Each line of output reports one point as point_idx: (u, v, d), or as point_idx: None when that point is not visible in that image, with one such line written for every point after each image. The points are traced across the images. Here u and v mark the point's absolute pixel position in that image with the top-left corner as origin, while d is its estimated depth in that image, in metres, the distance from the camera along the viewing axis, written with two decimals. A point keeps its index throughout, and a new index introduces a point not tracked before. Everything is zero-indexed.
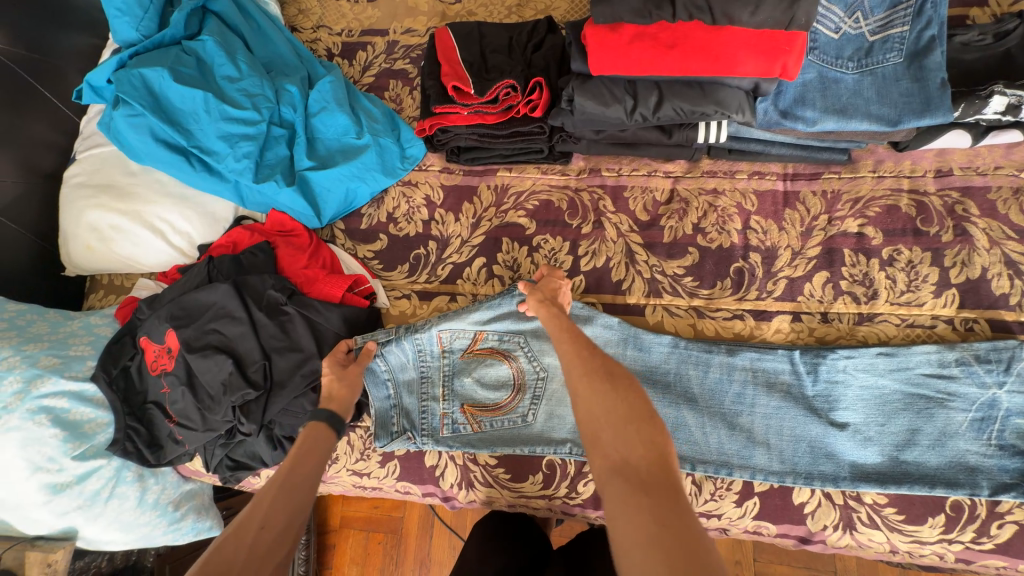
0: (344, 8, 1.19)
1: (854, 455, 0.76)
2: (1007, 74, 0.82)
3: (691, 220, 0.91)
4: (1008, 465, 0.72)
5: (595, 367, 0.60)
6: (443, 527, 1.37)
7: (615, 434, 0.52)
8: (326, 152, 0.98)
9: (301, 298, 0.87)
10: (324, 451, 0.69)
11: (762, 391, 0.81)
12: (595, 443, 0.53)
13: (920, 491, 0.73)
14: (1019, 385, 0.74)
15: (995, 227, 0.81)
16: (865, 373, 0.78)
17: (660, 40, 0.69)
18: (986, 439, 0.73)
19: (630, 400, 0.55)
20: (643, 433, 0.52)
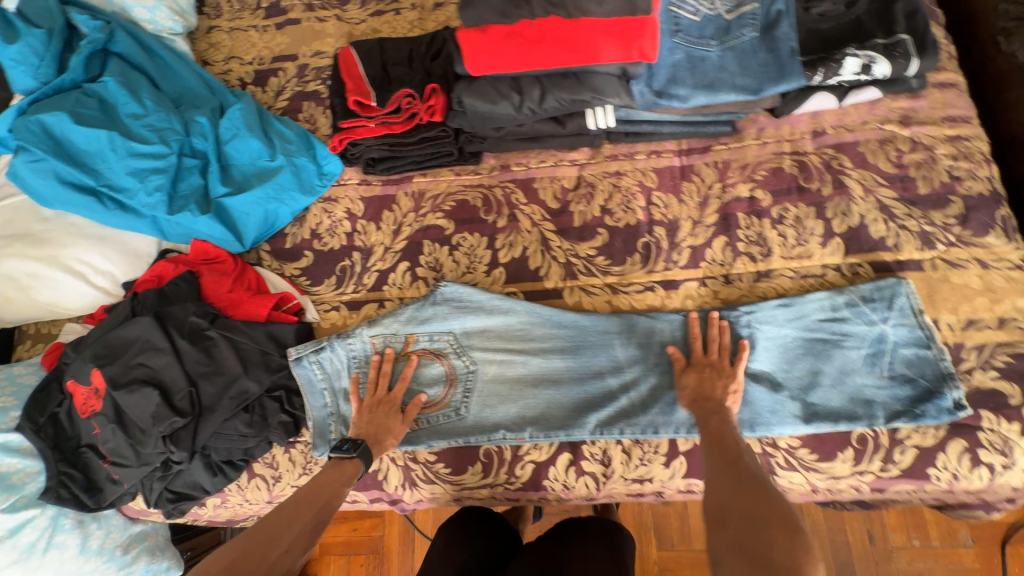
0: (253, 38, 1.22)
1: (766, 403, 0.80)
2: (858, 35, 0.89)
3: (598, 203, 0.96)
4: (899, 393, 0.77)
5: (729, 465, 0.61)
6: (423, 537, 1.38)
7: (745, 527, 0.52)
8: (242, 177, 1.00)
9: (224, 322, 0.89)
10: (346, 487, 0.75)
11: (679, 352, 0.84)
12: (728, 536, 0.53)
13: (826, 428, 0.78)
14: (902, 318, 0.80)
15: (867, 176, 0.88)
16: (768, 325, 0.84)
17: (527, 37, 0.74)
18: (878, 371, 0.79)
19: (760, 498, 0.54)
20: (778, 539, 0.49)
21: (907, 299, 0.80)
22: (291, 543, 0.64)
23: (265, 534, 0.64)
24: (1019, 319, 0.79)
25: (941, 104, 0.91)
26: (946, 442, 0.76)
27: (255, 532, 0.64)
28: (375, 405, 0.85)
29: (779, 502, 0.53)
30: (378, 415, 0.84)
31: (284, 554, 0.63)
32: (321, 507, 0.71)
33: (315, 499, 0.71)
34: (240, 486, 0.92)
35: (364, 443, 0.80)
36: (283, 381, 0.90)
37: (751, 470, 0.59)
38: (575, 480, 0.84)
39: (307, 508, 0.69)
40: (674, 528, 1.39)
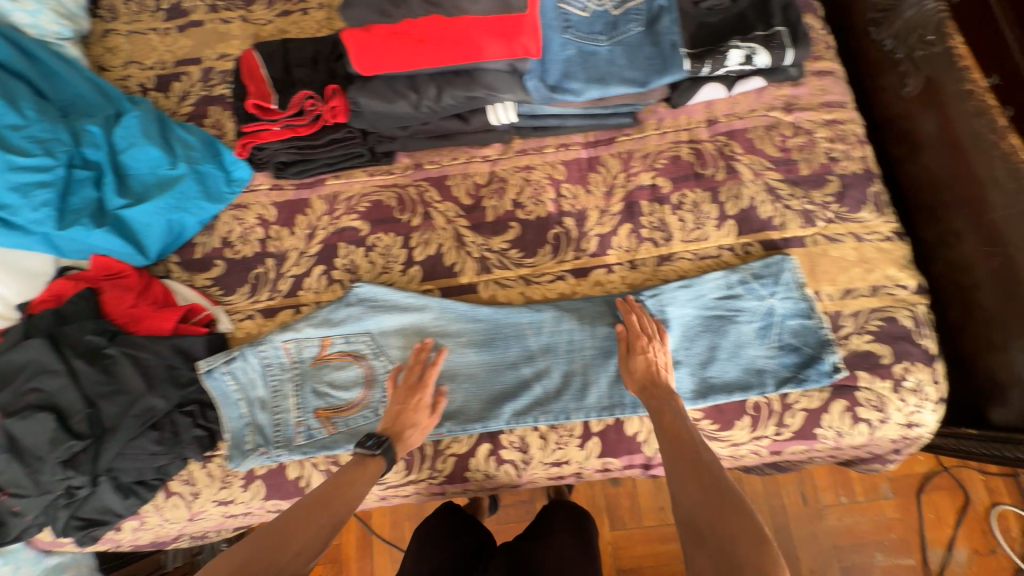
0: (154, 42, 1.17)
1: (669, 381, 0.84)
2: (741, 27, 0.94)
3: (510, 197, 0.98)
4: (786, 361, 0.83)
5: (693, 470, 0.63)
6: (381, 541, 1.47)
7: (720, 545, 0.54)
8: (142, 188, 0.96)
9: (125, 338, 0.85)
10: (367, 488, 0.71)
11: (588, 337, 0.87)
12: (702, 552, 0.55)
13: (723, 399, 0.83)
14: (788, 291, 0.85)
15: (756, 161, 0.94)
16: (671, 305, 0.88)
17: (412, 36, 0.76)
18: (768, 342, 0.85)
19: (731, 515, 0.56)
20: (752, 555, 0.52)
21: (792, 273, 0.86)
22: (303, 546, 0.60)
23: (276, 536, 0.60)
24: (889, 285, 0.86)
25: (819, 91, 0.98)
26: (830, 403, 0.82)
27: (267, 533, 0.60)
28: (407, 392, 0.82)
29: (745, 515, 0.56)
30: (407, 408, 0.80)
31: (297, 556, 0.59)
32: (337, 511, 0.66)
33: (334, 501, 0.67)
34: (157, 506, 0.89)
35: (391, 442, 0.76)
36: (195, 394, 0.88)
37: (716, 476, 0.61)
38: (496, 468, 0.86)
39: (321, 515, 0.65)
40: (626, 509, 1.44)
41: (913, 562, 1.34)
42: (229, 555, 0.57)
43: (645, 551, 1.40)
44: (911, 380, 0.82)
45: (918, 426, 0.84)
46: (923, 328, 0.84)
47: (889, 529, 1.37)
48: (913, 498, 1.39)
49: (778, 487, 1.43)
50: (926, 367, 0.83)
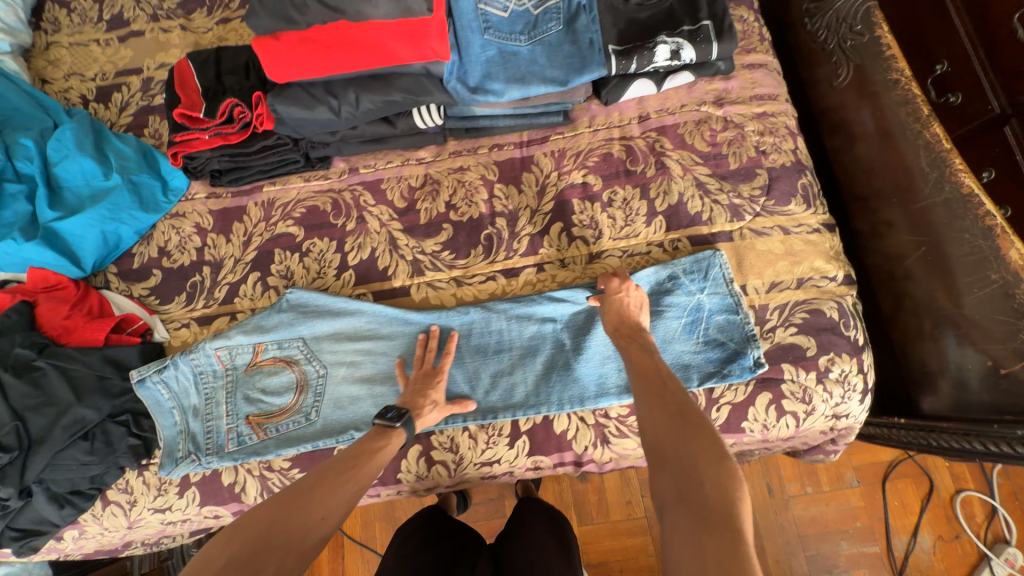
0: (95, 53, 1.17)
1: (593, 380, 0.84)
2: (668, 22, 0.94)
3: (443, 199, 0.98)
4: (711, 356, 0.83)
5: (657, 395, 0.62)
6: (352, 543, 1.48)
7: (680, 464, 0.52)
8: (76, 200, 0.97)
9: (54, 351, 0.86)
10: (385, 455, 0.70)
11: (517, 336, 0.88)
12: (663, 470, 0.53)
13: None
14: (715, 287, 0.85)
15: (686, 156, 0.94)
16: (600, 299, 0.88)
17: (321, 41, 0.75)
18: (695, 337, 0.85)
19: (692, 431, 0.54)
20: (712, 471, 0.50)
21: (720, 269, 0.86)
22: (330, 511, 0.60)
23: (304, 497, 0.59)
24: (815, 278, 0.86)
25: (750, 84, 0.97)
26: (754, 396, 0.82)
27: (298, 491, 0.60)
28: (420, 379, 0.83)
29: (709, 437, 0.54)
30: (421, 387, 0.82)
31: (322, 521, 0.58)
32: (357, 481, 0.65)
33: (360, 466, 0.66)
34: (95, 515, 0.90)
35: (411, 415, 0.76)
36: (128, 405, 0.88)
37: (680, 400, 0.60)
38: (428, 469, 0.86)
39: (340, 480, 0.63)
40: (592, 504, 1.40)
41: (878, 550, 1.33)
42: (265, 507, 0.58)
43: (614, 545, 1.37)
44: (836, 371, 0.82)
45: (845, 417, 0.84)
46: (850, 320, 0.84)
47: (855, 518, 1.36)
48: (878, 487, 1.38)
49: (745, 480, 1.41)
50: (852, 358, 0.83)
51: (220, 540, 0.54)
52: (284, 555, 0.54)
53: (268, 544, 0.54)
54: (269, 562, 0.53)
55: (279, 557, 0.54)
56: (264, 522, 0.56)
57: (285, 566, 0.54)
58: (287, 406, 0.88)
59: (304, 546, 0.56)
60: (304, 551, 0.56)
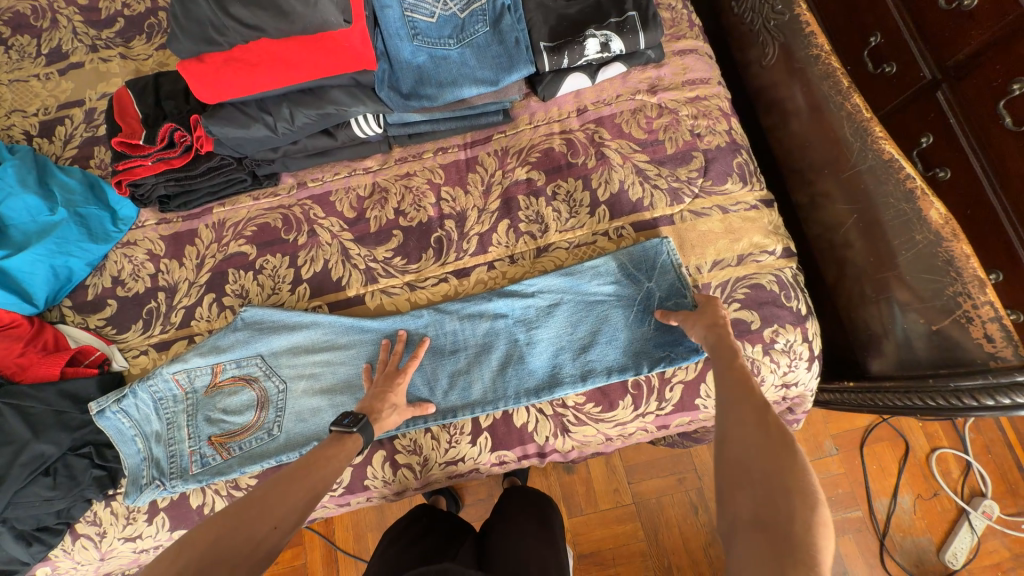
0: (36, 88, 1.17)
1: (541, 373, 0.86)
2: (597, 15, 0.95)
3: (392, 206, 0.99)
4: (659, 341, 0.85)
5: (749, 405, 0.56)
6: (347, 557, 1.48)
7: (765, 485, 0.48)
8: (22, 237, 0.97)
9: (8, 389, 0.86)
10: (343, 463, 0.72)
11: (472, 333, 0.90)
12: (743, 488, 0.49)
13: (602, 382, 0.84)
14: (663, 272, 0.86)
15: (624, 145, 0.96)
16: (550, 293, 0.89)
17: (246, 61, 0.77)
18: (646, 324, 0.86)
19: (784, 455, 0.49)
20: (800, 510, 0.45)
21: (667, 255, 0.87)
22: (280, 520, 0.61)
23: (253, 508, 0.61)
24: (754, 253, 0.89)
25: (682, 70, 1.00)
26: (704, 373, 0.85)
27: (249, 503, 0.61)
28: (381, 382, 0.83)
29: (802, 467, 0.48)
30: (381, 389, 0.82)
31: (273, 530, 0.60)
32: (308, 490, 0.66)
33: (312, 474, 0.68)
34: (66, 550, 0.90)
35: (368, 422, 0.76)
36: (89, 436, 0.89)
37: (775, 419, 0.54)
38: (394, 474, 0.88)
39: (293, 490, 0.65)
40: (580, 495, 1.40)
41: (861, 514, 1.35)
42: (215, 521, 0.59)
43: (603, 534, 1.36)
44: (780, 342, 0.85)
45: (794, 385, 0.87)
46: (789, 291, 0.87)
47: (836, 485, 1.38)
48: (856, 452, 1.40)
49: None
50: (796, 327, 0.85)
51: (168, 559, 0.55)
52: (235, 565, 0.55)
53: (216, 557, 0.55)
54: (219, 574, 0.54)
55: (229, 568, 0.55)
56: (213, 536, 0.57)
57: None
58: (249, 424, 0.89)
59: (253, 557, 0.57)
60: (254, 561, 0.57)
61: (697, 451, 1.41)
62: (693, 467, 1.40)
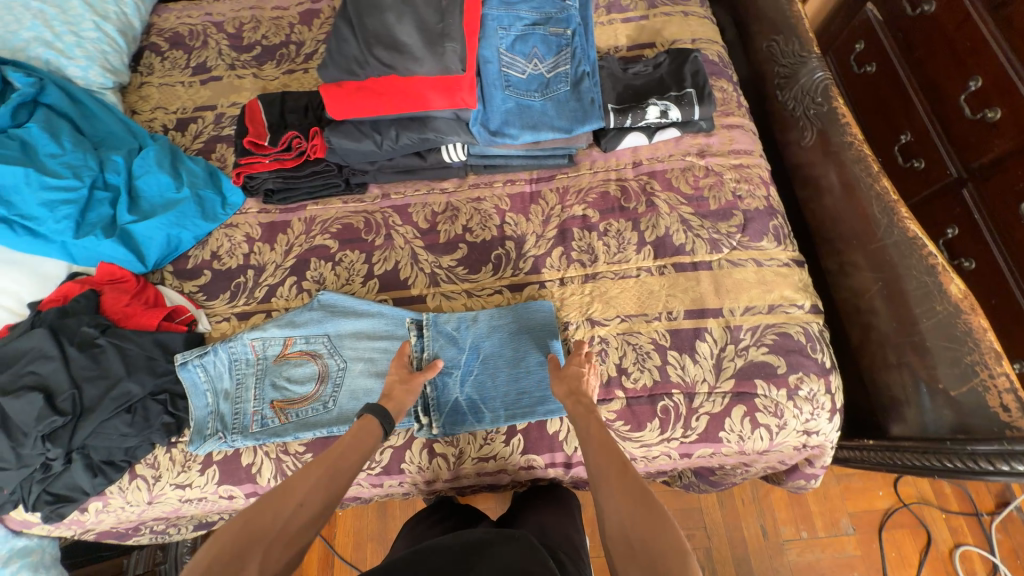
0: (180, 92, 1.40)
1: (504, 394, 0.95)
2: (660, 88, 1.14)
3: (461, 223, 1.13)
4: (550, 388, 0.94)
5: (618, 478, 0.68)
6: (343, 563, 1.48)
7: (650, 556, 0.59)
8: (150, 207, 1.14)
9: (115, 331, 0.99)
10: (361, 445, 0.81)
11: (498, 347, 0.98)
12: (633, 560, 0.60)
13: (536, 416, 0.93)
14: (484, 339, 0.99)
15: (672, 197, 1.09)
16: (496, 330, 1.00)
17: (375, 90, 0.93)
18: (509, 372, 0.96)
19: (655, 521, 0.62)
20: (673, 565, 0.57)
21: (527, 316, 0.99)
22: (304, 499, 0.71)
23: (277, 493, 0.70)
24: (785, 305, 0.97)
25: (729, 140, 1.14)
26: (730, 407, 0.91)
27: (271, 492, 0.70)
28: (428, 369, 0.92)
29: (671, 530, 0.61)
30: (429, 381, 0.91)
31: (299, 509, 0.69)
32: (326, 471, 0.75)
33: (329, 460, 0.77)
34: (122, 488, 0.98)
35: (383, 407, 0.86)
36: (168, 384, 1.00)
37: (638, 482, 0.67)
38: (429, 461, 0.94)
39: (311, 475, 0.74)
40: None
41: None
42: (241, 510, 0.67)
43: None
44: (804, 389, 0.91)
45: (815, 433, 0.92)
46: (816, 343, 0.94)
47: (851, 566, 1.33)
48: (874, 535, 1.36)
49: (739, 519, 1.40)
50: (820, 378, 0.92)
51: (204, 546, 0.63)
52: (269, 543, 0.64)
53: (250, 536, 0.64)
54: (256, 554, 0.63)
55: (264, 547, 0.64)
56: (242, 519, 0.65)
57: (273, 553, 0.64)
58: (308, 396, 0.98)
59: (285, 532, 0.66)
60: (289, 535, 0.67)
61: (707, 506, 1.42)
62: (702, 523, 1.40)
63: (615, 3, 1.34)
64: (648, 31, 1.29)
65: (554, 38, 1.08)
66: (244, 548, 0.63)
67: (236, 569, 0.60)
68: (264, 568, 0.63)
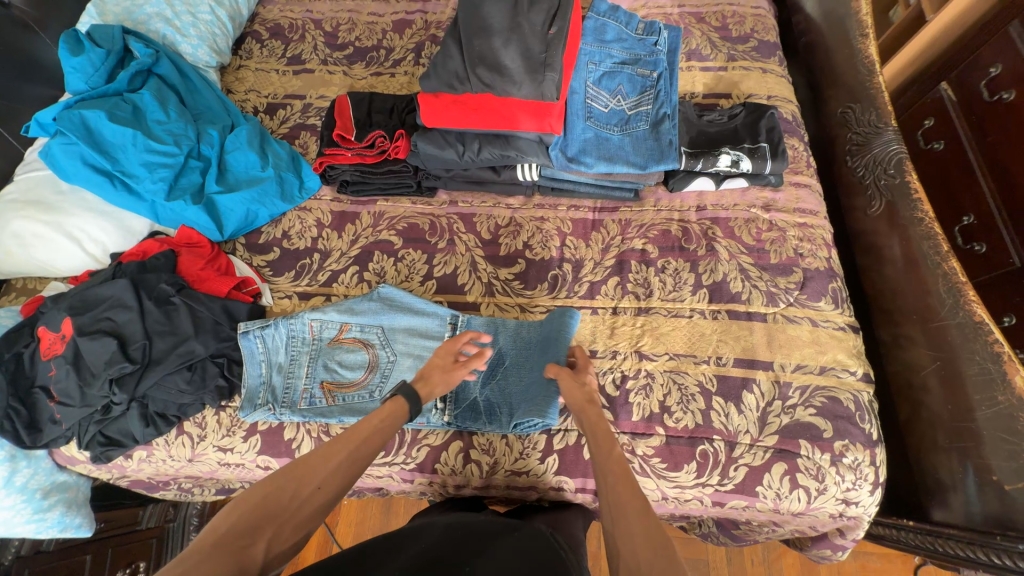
0: (273, 78, 1.49)
1: (518, 399, 0.96)
2: (733, 138, 1.17)
3: (522, 239, 1.16)
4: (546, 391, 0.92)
5: (632, 512, 0.65)
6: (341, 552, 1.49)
7: None
8: (235, 182, 1.21)
9: (189, 291, 1.04)
10: (384, 432, 0.81)
11: (517, 353, 1.01)
12: None
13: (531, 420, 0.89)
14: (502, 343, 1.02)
15: (733, 245, 1.10)
16: (517, 337, 1.02)
17: (468, 104, 0.98)
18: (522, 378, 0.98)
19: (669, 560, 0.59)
20: None
21: (544, 325, 1.01)
22: (322, 483, 0.71)
23: (297, 471, 0.71)
24: (837, 368, 0.97)
25: (795, 199, 1.16)
26: (771, 463, 0.91)
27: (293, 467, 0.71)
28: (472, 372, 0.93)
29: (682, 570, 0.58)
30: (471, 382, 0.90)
31: (316, 491, 0.70)
32: (349, 456, 0.75)
33: (355, 443, 0.77)
34: (167, 441, 1.03)
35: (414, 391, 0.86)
36: (227, 349, 1.04)
37: (651, 519, 0.64)
38: (463, 465, 0.96)
39: (333, 458, 0.74)
40: None
41: None
42: (262, 483, 0.69)
43: None
44: (849, 458, 0.90)
45: (854, 504, 0.90)
46: (864, 413, 0.94)
47: None
48: None
49: None
50: (865, 449, 0.91)
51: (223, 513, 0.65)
52: (281, 523, 0.66)
53: (266, 512, 0.66)
54: (267, 531, 0.65)
55: (276, 527, 0.66)
56: (260, 496, 0.67)
57: (284, 533, 0.66)
58: (355, 384, 1.02)
59: (299, 514, 0.68)
60: (301, 517, 0.68)
61: (715, 560, 1.38)
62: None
63: (696, 52, 1.39)
64: (726, 82, 1.33)
65: (640, 78, 1.12)
66: (258, 525, 0.65)
67: (247, 545, 0.63)
68: (273, 546, 0.65)
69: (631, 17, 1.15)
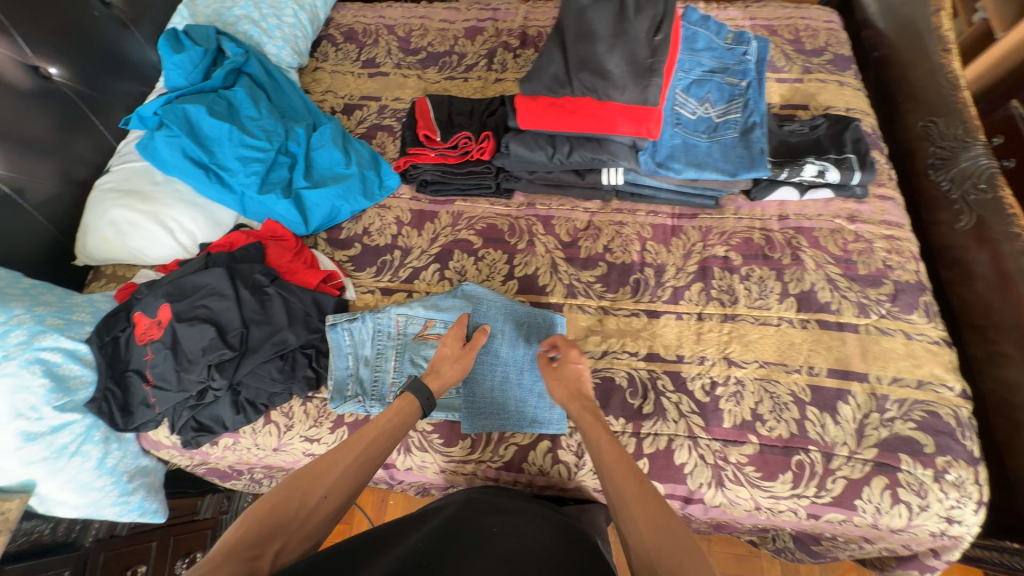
0: (349, 80, 1.54)
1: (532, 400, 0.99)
2: (816, 149, 1.17)
3: (602, 242, 1.17)
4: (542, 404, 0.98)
5: (632, 502, 0.68)
6: None
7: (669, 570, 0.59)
8: (320, 178, 1.25)
9: (282, 282, 1.07)
10: (392, 435, 0.82)
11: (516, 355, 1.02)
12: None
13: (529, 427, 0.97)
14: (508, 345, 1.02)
15: (819, 255, 1.10)
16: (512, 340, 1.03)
17: (566, 108, 1.00)
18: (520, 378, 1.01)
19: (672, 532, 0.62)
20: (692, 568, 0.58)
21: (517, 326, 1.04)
22: (329, 491, 0.72)
23: (304, 480, 0.71)
24: (934, 383, 0.95)
25: (880, 210, 1.15)
26: (871, 477, 0.89)
27: (300, 476, 0.72)
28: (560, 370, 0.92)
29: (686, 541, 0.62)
30: (563, 380, 0.90)
31: (323, 501, 0.70)
32: (357, 460, 0.76)
33: (363, 447, 0.78)
34: (254, 429, 1.04)
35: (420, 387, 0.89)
36: (316, 341, 1.07)
37: (652, 499, 0.67)
38: (551, 465, 0.96)
39: (340, 463, 0.75)
40: None
41: None
42: (270, 494, 0.69)
43: None
44: (952, 474, 0.88)
45: (958, 523, 0.87)
46: (966, 430, 0.91)
47: None
48: None
49: None
50: (969, 466, 0.88)
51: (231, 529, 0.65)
52: (290, 533, 0.66)
53: (275, 521, 0.66)
54: (277, 541, 0.65)
55: (285, 537, 0.66)
56: (267, 507, 0.67)
57: (294, 542, 0.66)
58: None
59: (308, 523, 0.68)
60: (310, 527, 0.68)
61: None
62: None
63: (771, 63, 1.39)
64: (802, 94, 1.34)
65: (728, 87, 1.13)
66: (266, 537, 0.65)
67: (258, 556, 0.63)
68: (283, 557, 0.65)
69: (721, 27, 1.17)
